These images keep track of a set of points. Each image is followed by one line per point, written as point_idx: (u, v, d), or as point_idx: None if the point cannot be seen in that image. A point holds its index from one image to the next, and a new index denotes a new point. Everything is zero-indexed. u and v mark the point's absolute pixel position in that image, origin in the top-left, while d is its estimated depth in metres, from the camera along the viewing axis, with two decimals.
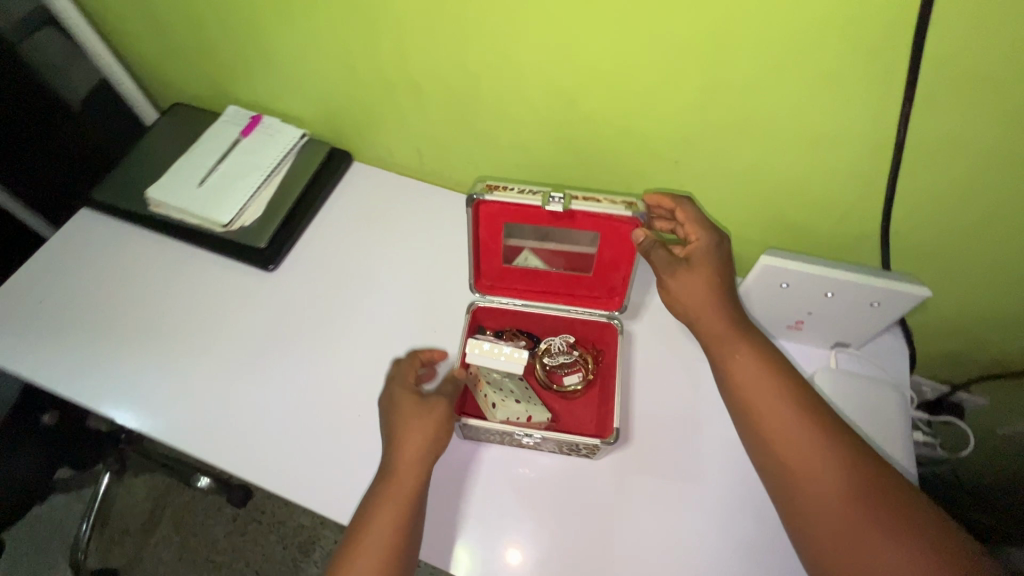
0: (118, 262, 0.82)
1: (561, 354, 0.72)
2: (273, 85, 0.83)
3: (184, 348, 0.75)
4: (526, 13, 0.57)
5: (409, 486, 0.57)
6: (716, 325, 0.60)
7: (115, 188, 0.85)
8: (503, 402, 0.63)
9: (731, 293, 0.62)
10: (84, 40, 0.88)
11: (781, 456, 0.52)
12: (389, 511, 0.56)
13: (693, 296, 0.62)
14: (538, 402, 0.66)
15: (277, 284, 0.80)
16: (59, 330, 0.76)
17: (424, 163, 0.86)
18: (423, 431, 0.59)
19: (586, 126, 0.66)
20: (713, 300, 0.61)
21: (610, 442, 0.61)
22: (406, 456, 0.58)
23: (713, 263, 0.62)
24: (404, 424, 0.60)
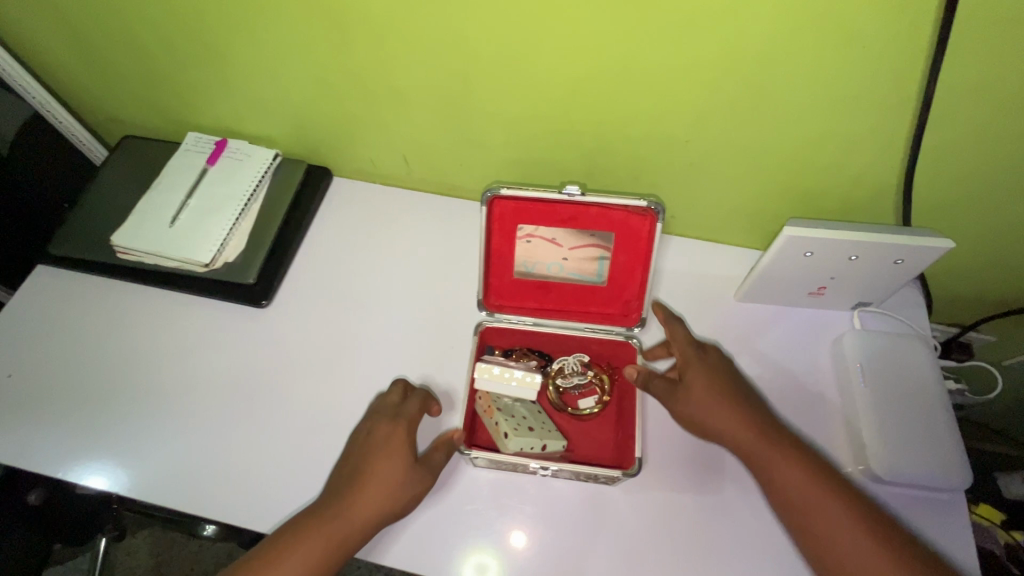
0: (87, 320, 0.75)
1: (576, 375, 0.68)
2: (238, 107, 0.76)
3: (176, 404, 0.69)
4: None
5: (355, 524, 0.53)
6: (740, 433, 0.56)
7: (74, 239, 0.77)
8: (515, 432, 0.60)
9: (744, 395, 0.58)
10: (13, 78, 0.79)
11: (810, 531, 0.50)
12: (321, 535, 0.52)
13: (706, 413, 0.57)
14: (553, 430, 0.63)
15: (272, 320, 0.75)
16: (32, 404, 0.69)
17: (411, 173, 0.81)
18: (393, 475, 0.56)
19: (589, 115, 0.63)
20: (728, 411, 0.57)
21: (632, 474, 0.59)
22: (362, 501, 0.54)
23: (707, 374, 0.59)
24: (375, 466, 0.56)
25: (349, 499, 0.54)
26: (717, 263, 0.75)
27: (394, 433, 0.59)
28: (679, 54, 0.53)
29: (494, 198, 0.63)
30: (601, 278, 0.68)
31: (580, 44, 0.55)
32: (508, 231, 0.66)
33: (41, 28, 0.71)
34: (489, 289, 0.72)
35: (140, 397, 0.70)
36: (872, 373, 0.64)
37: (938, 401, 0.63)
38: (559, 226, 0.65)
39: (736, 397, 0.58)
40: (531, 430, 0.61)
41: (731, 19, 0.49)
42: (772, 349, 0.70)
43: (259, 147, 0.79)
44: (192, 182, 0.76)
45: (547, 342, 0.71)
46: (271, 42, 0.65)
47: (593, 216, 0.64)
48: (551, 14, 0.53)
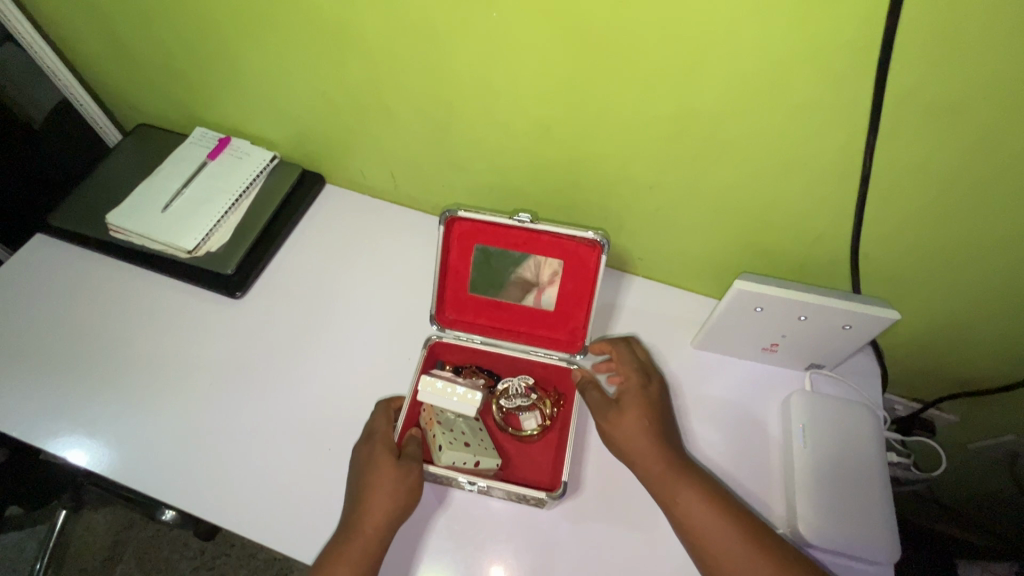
0: (74, 291, 0.79)
1: (519, 397, 0.69)
2: (242, 109, 0.81)
3: (144, 382, 0.72)
4: (498, 40, 0.56)
5: (370, 540, 0.55)
6: (655, 468, 0.58)
7: (73, 213, 0.81)
8: (449, 445, 0.62)
9: (668, 431, 0.61)
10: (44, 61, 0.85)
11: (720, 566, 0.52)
12: (346, 557, 0.54)
13: (630, 442, 0.60)
14: (489, 447, 0.65)
15: (244, 312, 0.78)
16: (10, 364, 0.72)
17: (398, 188, 0.85)
18: (392, 490, 0.57)
19: (559, 151, 0.66)
20: (649, 441, 0.59)
21: (557, 496, 0.60)
22: (371, 518, 0.56)
23: (641, 401, 0.63)
24: (374, 484, 0.58)
25: (359, 523, 0.56)
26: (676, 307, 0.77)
27: (379, 448, 0.60)
28: (640, 105, 0.57)
29: (454, 218, 0.68)
30: (551, 304, 0.71)
31: (551, 85, 0.58)
32: (466, 249, 0.70)
33: (73, 19, 0.77)
34: (445, 304, 0.74)
35: (111, 371, 0.72)
36: (814, 435, 0.65)
37: (878, 476, 0.63)
38: (511, 249, 0.69)
39: (660, 431, 0.61)
40: (466, 445, 0.63)
41: (687, 77, 0.52)
42: (718, 397, 0.71)
43: (257, 148, 0.84)
44: (191, 173, 0.81)
45: (496, 361, 0.74)
46: (273, 53, 0.69)
47: (544, 243, 0.67)
48: (526, 55, 0.57)
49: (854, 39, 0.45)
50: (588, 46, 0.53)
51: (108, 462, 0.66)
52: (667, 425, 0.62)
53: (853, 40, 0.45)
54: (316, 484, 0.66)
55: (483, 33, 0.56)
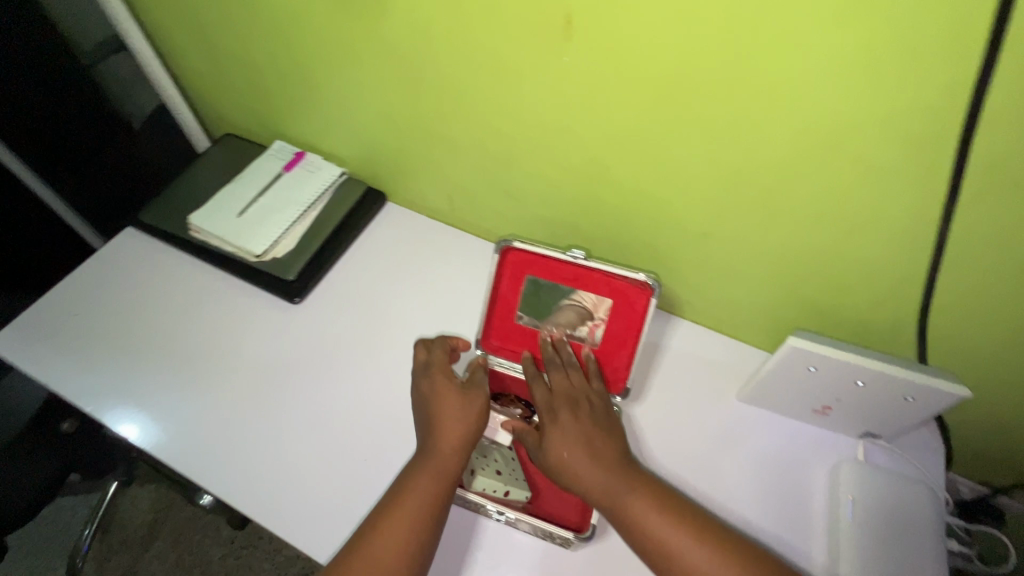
0: (153, 281, 0.85)
1: None
2: (320, 128, 0.87)
3: (205, 371, 0.77)
4: (565, 85, 0.58)
5: (447, 459, 0.58)
6: (596, 485, 0.55)
7: (160, 211, 0.88)
8: (481, 471, 0.65)
9: (608, 445, 0.58)
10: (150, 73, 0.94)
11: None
12: (422, 481, 0.57)
13: (565, 455, 0.58)
14: (520, 478, 0.66)
15: (300, 317, 0.82)
16: (91, 343, 0.79)
17: (455, 213, 0.87)
18: (463, 413, 0.61)
19: (616, 191, 0.66)
20: (588, 458, 0.57)
21: (583, 537, 0.60)
22: (445, 438, 0.59)
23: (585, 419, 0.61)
24: (445, 408, 0.62)
25: (435, 447, 0.59)
26: (723, 356, 0.76)
27: (446, 380, 0.64)
28: (703, 155, 0.57)
29: (509, 247, 0.70)
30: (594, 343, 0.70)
31: (617, 128, 0.59)
32: (518, 278, 0.72)
33: (183, 39, 0.85)
34: (489, 331, 0.75)
35: (177, 358, 0.78)
36: (866, 511, 0.61)
37: (932, 539, 0.60)
38: (562, 284, 0.70)
39: (605, 437, 0.59)
40: (498, 474, 0.66)
41: (754, 132, 0.52)
42: (761, 455, 0.68)
43: (329, 164, 0.90)
44: (268, 182, 0.87)
45: None
46: (354, 81, 0.74)
47: (596, 281, 0.68)
48: (594, 100, 0.58)
49: (935, 107, 0.44)
50: (653, 95, 0.54)
51: (166, 442, 0.71)
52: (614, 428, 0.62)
53: (935, 106, 0.44)
54: (349, 492, 0.68)
55: (552, 77, 0.58)
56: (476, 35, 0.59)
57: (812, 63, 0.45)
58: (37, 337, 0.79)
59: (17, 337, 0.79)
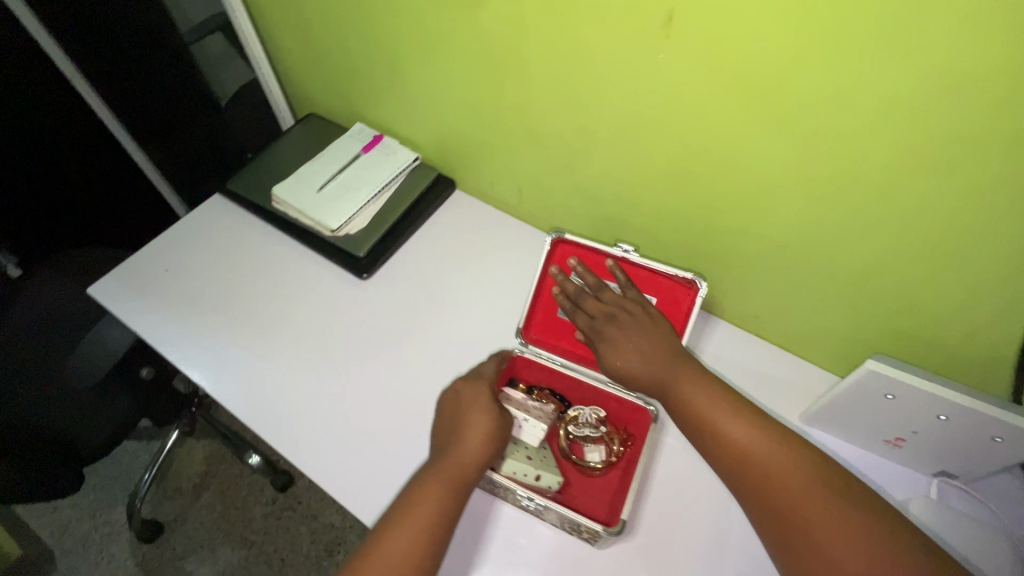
0: (235, 245, 0.91)
1: (588, 427, 0.71)
2: (401, 112, 0.90)
3: (276, 335, 0.81)
4: (655, 84, 0.58)
5: (465, 468, 0.58)
6: (645, 378, 0.62)
7: (246, 181, 0.93)
8: (513, 455, 0.66)
9: (650, 340, 0.63)
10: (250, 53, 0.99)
11: (731, 453, 0.52)
12: (434, 491, 0.55)
13: (613, 360, 0.64)
14: (551, 467, 0.67)
15: (366, 293, 0.85)
16: (178, 299, 0.85)
17: (522, 204, 0.88)
18: (486, 424, 0.61)
19: (694, 195, 0.65)
20: (633, 352, 0.63)
21: (613, 532, 0.59)
22: (464, 447, 0.59)
23: (624, 318, 0.66)
24: (467, 418, 0.62)
25: (454, 453, 0.58)
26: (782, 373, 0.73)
27: (478, 395, 0.65)
28: (794, 163, 0.55)
29: (561, 239, 0.76)
30: None
31: (706, 129, 0.58)
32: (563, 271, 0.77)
33: (281, 21, 0.90)
34: (531, 323, 0.78)
35: (252, 319, 0.83)
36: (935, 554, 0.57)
37: None
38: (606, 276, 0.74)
39: (651, 336, 0.63)
40: (529, 459, 0.67)
41: (854, 143, 0.50)
42: None
43: (405, 148, 0.93)
44: (347, 160, 0.90)
45: (569, 388, 0.75)
46: (442, 68, 0.76)
47: (642, 277, 0.73)
48: (686, 99, 0.57)
49: None
50: (748, 99, 0.53)
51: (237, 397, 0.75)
52: (659, 322, 0.65)
53: None
54: (402, 467, 0.69)
55: (642, 75, 0.58)
56: (573, 29, 0.59)
57: (932, 74, 0.43)
58: (132, 287, 0.86)
59: (115, 287, 0.86)
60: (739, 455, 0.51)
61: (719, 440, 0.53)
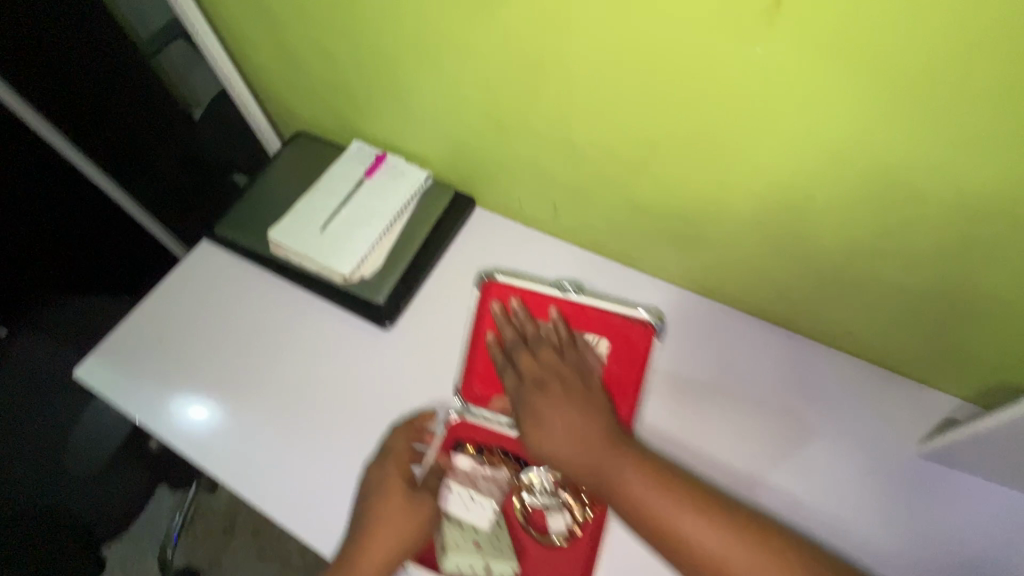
0: (236, 300, 0.79)
1: (546, 494, 0.63)
2: (409, 127, 0.77)
3: (300, 404, 0.71)
4: (747, 82, 0.46)
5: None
6: (580, 465, 0.55)
7: (235, 224, 0.81)
8: (455, 547, 0.59)
9: (584, 418, 0.57)
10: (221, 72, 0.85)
11: (696, 559, 0.48)
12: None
13: (543, 442, 0.57)
14: (503, 548, 0.60)
15: (392, 343, 0.74)
16: (180, 373, 0.74)
17: (558, 221, 0.76)
18: (400, 516, 0.58)
19: (786, 205, 0.54)
20: (565, 435, 0.56)
21: None
22: (370, 551, 0.57)
23: (554, 390, 0.59)
24: (376, 515, 0.58)
25: (356, 562, 0.56)
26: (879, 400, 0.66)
27: (386, 479, 0.61)
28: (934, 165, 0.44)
29: (492, 280, 0.69)
30: None
31: (814, 133, 0.47)
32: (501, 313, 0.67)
33: (253, 32, 0.76)
34: (472, 377, 0.68)
35: (268, 390, 0.72)
36: None
37: None
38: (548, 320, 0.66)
39: (583, 411, 0.57)
40: (477, 546, 0.60)
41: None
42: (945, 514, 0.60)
43: (415, 167, 0.80)
44: (350, 189, 0.78)
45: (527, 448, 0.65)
46: (459, 76, 0.64)
47: (591, 318, 0.65)
48: (790, 99, 0.45)
49: None
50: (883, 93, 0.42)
51: (268, 485, 0.66)
52: (592, 391, 0.60)
53: None
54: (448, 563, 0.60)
55: (730, 72, 0.46)
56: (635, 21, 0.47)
57: None
58: (126, 366, 0.74)
59: (106, 367, 0.74)
60: (678, 555, 0.49)
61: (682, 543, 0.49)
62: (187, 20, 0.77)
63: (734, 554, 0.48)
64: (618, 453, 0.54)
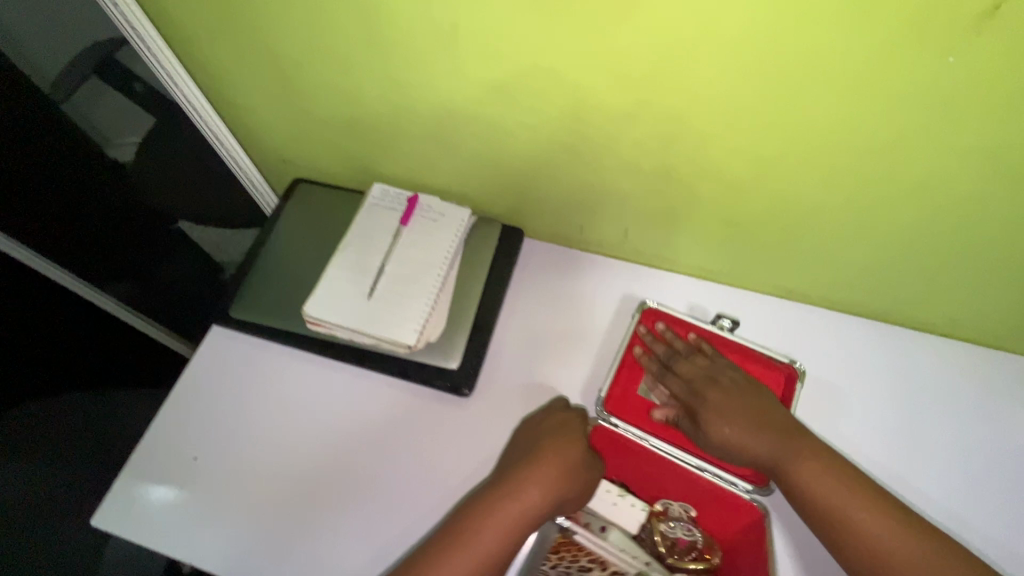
0: (275, 393, 0.67)
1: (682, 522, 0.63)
2: (458, 164, 0.70)
3: (386, 503, 0.61)
4: (879, 82, 0.44)
5: (530, 504, 0.52)
6: (761, 452, 0.56)
7: (254, 302, 0.69)
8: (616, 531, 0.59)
9: (761, 412, 0.58)
10: (202, 124, 0.75)
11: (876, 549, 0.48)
12: (473, 554, 0.49)
13: (722, 432, 0.58)
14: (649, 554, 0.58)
15: (475, 410, 0.65)
16: (230, 497, 0.61)
17: (627, 243, 0.73)
18: (574, 447, 0.57)
19: (895, 197, 0.54)
20: (743, 424, 0.57)
21: None
22: (541, 476, 0.54)
23: (725, 385, 0.60)
24: (550, 442, 0.57)
25: (523, 482, 0.54)
26: (976, 370, 0.68)
27: (567, 420, 0.60)
28: None
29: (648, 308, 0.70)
30: None
31: (945, 125, 0.46)
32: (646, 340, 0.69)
33: (247, 70, 0.65)
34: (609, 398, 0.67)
35: (348, 493, 0.61)
36: None
37: None
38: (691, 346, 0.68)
39: (763, 406, 0.58)
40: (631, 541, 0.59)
41: None
42: None
43: (452, 206, 0.71)
44: (387, 246, 0.68)
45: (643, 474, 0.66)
46: (538, 110, 0.58)
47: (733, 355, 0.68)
48: (926, 92, 0.44)
49: None
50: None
51: None
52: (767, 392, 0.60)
53: None
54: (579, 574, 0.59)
55: (864, 74, 0.44)
56: (788, 37, 0.43)
57: None
58: (161, 501, 0.61)
59: (132, 509, 0.60)
60: (853, 545, 0.49)
61: (858, 530, 0.49)
62: (160, 69, 0.67)
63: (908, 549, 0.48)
64: (798, 445, 0.55)
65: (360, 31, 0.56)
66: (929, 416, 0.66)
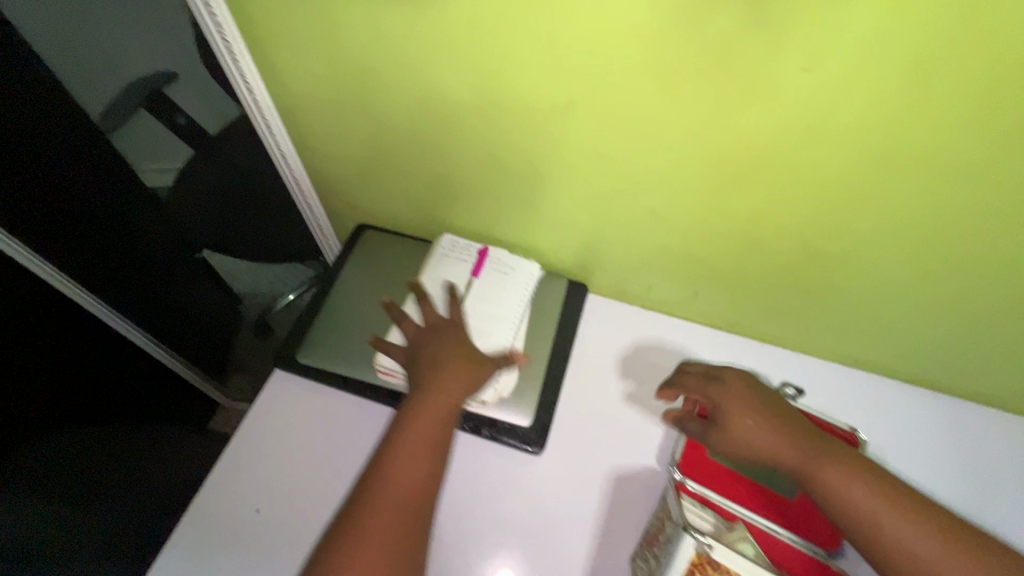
0: (340, 442, 0.66)
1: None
2: (532, 221, 0.72)
3: (457, 563, 0.58)
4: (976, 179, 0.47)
5: (442, 403, 0.56)
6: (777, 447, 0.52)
7: (323, 347, 0.69)
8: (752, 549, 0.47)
9: (780, 409, 0.54)
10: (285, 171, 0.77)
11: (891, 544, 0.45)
12: (395, 484, 0.51)
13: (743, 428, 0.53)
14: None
15: (547, 468, 0.64)
16: (293, 554, 0.59)
17: (693, 303, 0.74)
18: (465, 372, 0.59)
19: (972, 280, 0.56)
20: (762, 421, 0.53)
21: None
22: (438, 393, 0.57)
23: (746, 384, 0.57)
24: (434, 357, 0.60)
25: (427, 390, 0.57)
26: None
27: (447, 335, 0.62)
28: None
29: None
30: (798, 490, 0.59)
31: None
32: None
33: (333, 122, 0.67)
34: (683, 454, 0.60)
35: None
36: None
37: None
38: None
39: (783, 405, 0.55)
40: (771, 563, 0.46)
41: None
42: None
43: (522, 260, 0.72)
44: (460, 297, 0.69)
45: None
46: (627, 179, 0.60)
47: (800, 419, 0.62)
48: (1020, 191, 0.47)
49: None
50: None
51: None
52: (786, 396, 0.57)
53: None
54: None
55: (962, 172, 0.47)
56: (905, 136, 0.46)
57: None
58: (221, 556, 0.58)
59: (192, 564, 0.58)
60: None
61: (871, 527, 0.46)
62: (257, 119, 0.70)
63: (953, 568, 0.44)
64: (819, 447, 0.51)
65: (464, 100, 0.58)
66: (1003, 490, 0.66)
